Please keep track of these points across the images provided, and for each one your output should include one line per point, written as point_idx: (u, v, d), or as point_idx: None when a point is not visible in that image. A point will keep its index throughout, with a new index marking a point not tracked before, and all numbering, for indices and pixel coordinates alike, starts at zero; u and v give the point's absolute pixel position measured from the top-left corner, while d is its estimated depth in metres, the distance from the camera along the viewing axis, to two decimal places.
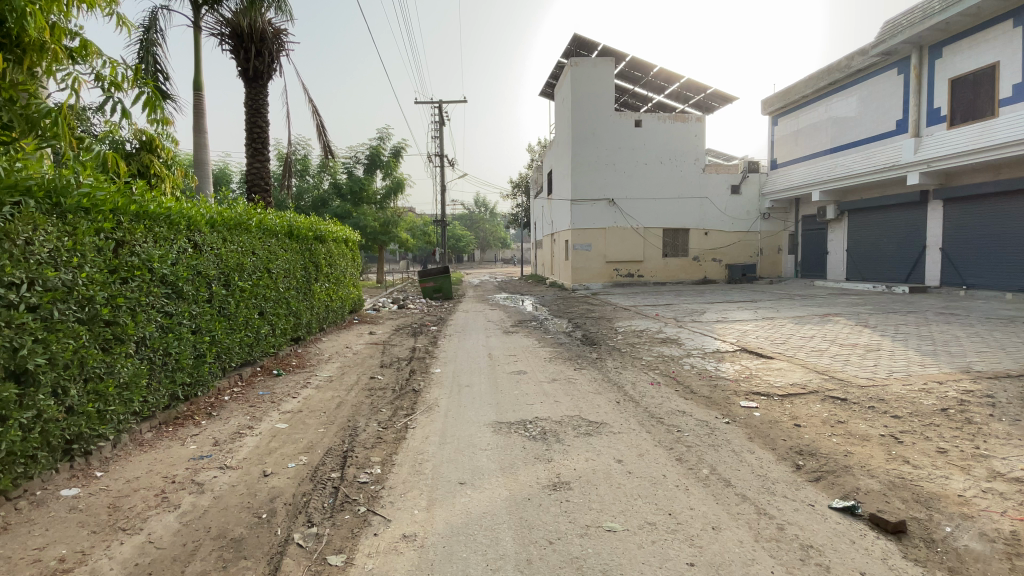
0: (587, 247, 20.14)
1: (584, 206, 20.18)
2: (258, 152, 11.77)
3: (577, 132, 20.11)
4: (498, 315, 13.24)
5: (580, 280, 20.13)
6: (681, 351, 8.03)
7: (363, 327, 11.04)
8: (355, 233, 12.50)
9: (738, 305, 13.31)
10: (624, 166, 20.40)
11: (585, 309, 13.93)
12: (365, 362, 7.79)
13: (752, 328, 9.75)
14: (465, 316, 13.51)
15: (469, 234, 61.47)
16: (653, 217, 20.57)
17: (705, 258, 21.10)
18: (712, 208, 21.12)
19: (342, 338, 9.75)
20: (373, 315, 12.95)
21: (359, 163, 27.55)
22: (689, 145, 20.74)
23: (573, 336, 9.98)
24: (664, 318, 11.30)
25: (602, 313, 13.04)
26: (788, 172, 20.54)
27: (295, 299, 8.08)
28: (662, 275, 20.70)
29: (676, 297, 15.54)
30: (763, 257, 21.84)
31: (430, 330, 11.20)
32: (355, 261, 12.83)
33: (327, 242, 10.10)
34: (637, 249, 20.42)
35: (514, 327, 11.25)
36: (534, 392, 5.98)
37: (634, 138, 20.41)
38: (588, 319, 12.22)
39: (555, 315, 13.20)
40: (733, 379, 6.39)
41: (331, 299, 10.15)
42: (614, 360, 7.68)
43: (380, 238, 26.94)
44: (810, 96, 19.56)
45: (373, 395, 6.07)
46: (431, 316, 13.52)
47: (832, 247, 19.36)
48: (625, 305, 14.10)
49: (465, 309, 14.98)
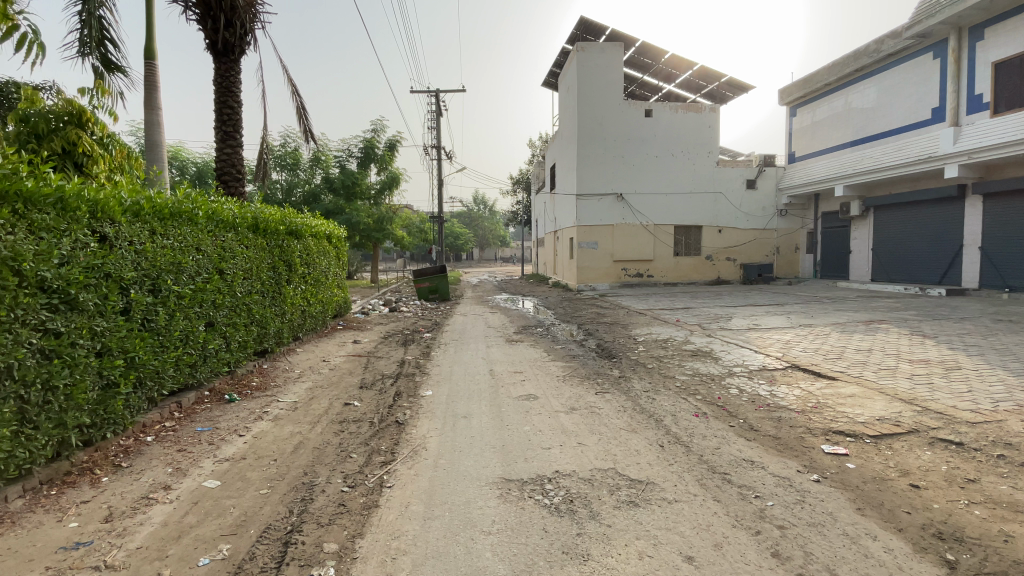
0: (593, 245, 18.83)
1: (590, 201, 18.85)
2: (229, 137, 10.33)
3: (583, 122, 18.77)
4: (500, 320, 11.88)
5: (586, 280, 18.81)
6: (719, 368, 6.71)
7: (347, 335, 9.69)
8: (340, 228, 11.16)
9: (766, 309, 11.99)
10: (632, 159, 19.07)
11: (596, 313, 12.58)
12: (341, 382, 6.44)
13: (793, 338, 8.44)
14: (463, 321, 12.13)
15: (468, 231, 60.04)
16: (664, 214, 19.25)
17: (719, 257, 19.80)
18: (726, 205, 19.79)
19: (321, 348, 8.40)
20: (360, 320, 11.60)
21: (352, 157, 26.12)
22: (702, 137, 19.41)
23: (586, 346, 8.65)
24: (688, 324, 9.98)
25: (616, 317, 11.71)
26: (808, 165, 19.23)
27: (259, 306, 6.76)
28: (673, 276, 19.39)
29: (693, 299, 14.23)
30: (781, 256, 20.53)
31: (423, 338, 9.85)
32: (341, 259, 11.48)
33: (305, 238, 8.78)
34: (646, 247, 19.10)
35: (518, 335, 9.90)
36: (550, 428, 4.66)
37: (644, 129, 19.07)
38: (601, 324, 10.90)
39: (563, 320, 11.87)
40: (797, 409, 5.07)
41: (309, 303, 8.81)
42: (641, 379, 6.36)
43: (374, 235, 25.56)
44: (833, 84, 18.25)
45: (344, 431, 4.74)
46: (425, 321, 12.18)
47: (855, 246, 18.05)
48: (639, 308, 12.79)
49: (464, 312, 13.65)
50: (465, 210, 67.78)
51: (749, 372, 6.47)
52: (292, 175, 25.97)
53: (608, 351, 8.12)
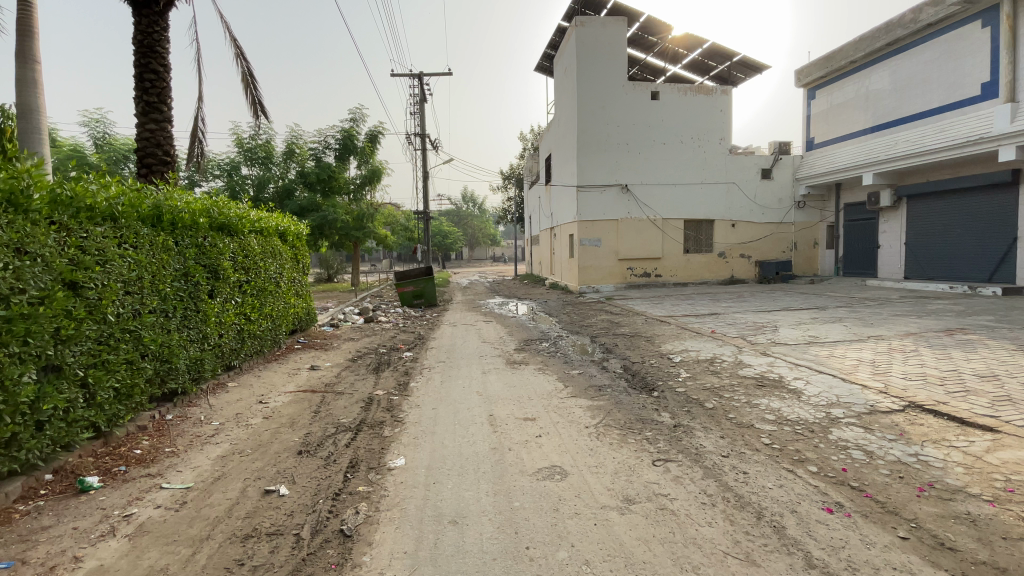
0: (596, 242, 16.86)
1: (592, 194, 16.84)
2: (152, 109, 8.06)
3: (584, 105, 16.78)
4: (497, 332, 9.88)
5: (588, 281, 16.82)
6: (811, 409, 4.83)
7: (303, 360, 7.58)
8: (299, 225, 9.05)
9: (812, 315, 10.15)
10: (638, 146, 17.09)
11: (609, 321, 10.64)
12: (269, 445, 4.38)
13: (876, 357, 6.58)
14: (451, 334, 10.07)
15: (457, 230, 57.78)
16: (673, 207, 17.31)
17: (733, 254, 17.88)
18: (741, 196, 17.93)
19: (262, 381, 6.32)
20: (326, 335, 9.51)
21: (328, 149, 23.80)
22: (714, 122, 17.53)
23: (611, 371, 6.69)
24: (731, 338, 8.07)
25: (634, 326, 9.78)
26: (830, 152, 17.50)
27: (157, 333, 4.71)
28: (684, 275, 17.38)
29: (717, 303, 12.38)
30: (799, 252, 18.76)
31: (401, 360, 7.79)
32: (302, 262, 9.38)
33: (241, 235, 6.72)
34: (655, 243, 17.16)
35: (521, 353, 7.91)
36: (603, 551, 2.69)
37: (650, 113, 17.11)
38: (620, 336, 8.97)
39: (571, 331, 9.91)
40: (985, 497, 3.22)
41: (249, 321, 6.73)
42: (708, 430, 4.45)
43: (353, 234, 23.31)
44: (860, 61, 16.53)
45: (245, 564, 2.73)
46: (405, 334, 10.11)
47: (885, 240, 16.36)
48: (659, 315, 10.90)
49: (453, 321, 11.63)
50: (452, 208, 65.51)
51: (857, 419, 4.59)
52: (262, 169, 23.55)
53: (643, 380, 6.17)
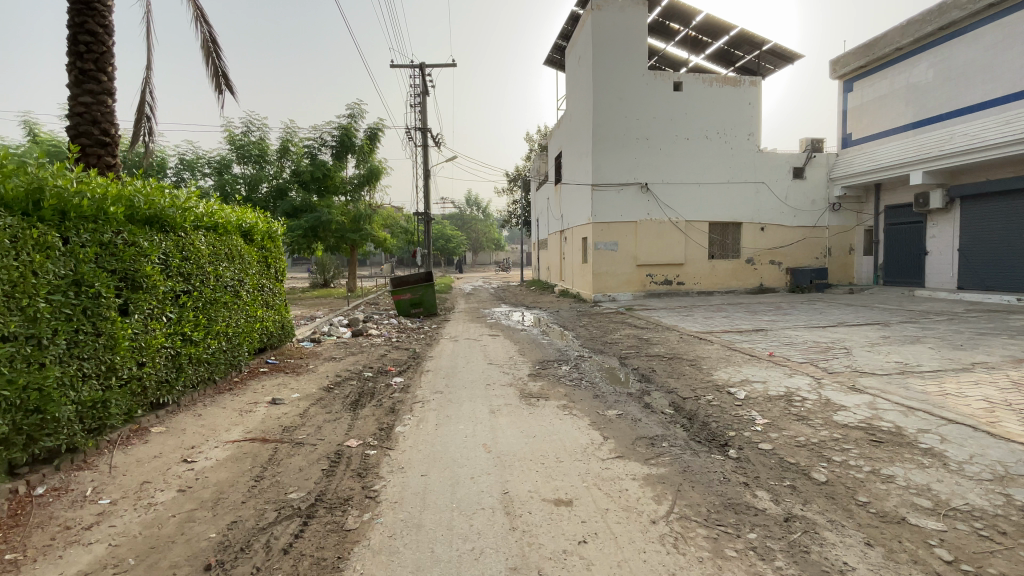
0: (613, 245, 15.10)
1: (608, 193, 15.10)
2: (87, 79, 6.65)
3: (600, 96, 15.14)
4: (506, 350, 8.31)
5: (603, 290, 15.09)
6: (978, 491, 3.27)
7: (265, 389, 6.03)
8: (269, 221, 7.50)
9: (879, 333, 8.57)
10: (660, 141, 15.39)
11: (636, 337, 9.06)
12: (166, 551, 2.83)
13: (1008, 397, 5.02)
14: (452, 352, 8.53)
15: (460, 234, 56.37)
16: (697, 208, 15.61)
17: (763, 260, 16.23)
18: (771, 198, 16.30)
19: (200, 425, 4.78)
20: (303, 354, 7.97)
21: (325, 146, 22.30)
22: (742, 115, 15.95)
23: (659, 411, 5.12)
24: (800, 364, 6.49)
25: (669, 345, 8.22)
26: (870, 150, 15.92)
27: (17, 369, 3.19)
28: (709, 283, 15.70)
29: (757, 317, 10.80)
30: (834, 259, 17.09)
31: (389, 389, 6.24)
32: (275, 266, 7.83)
33: (181, 233, 5.20)
34: (677, 248, 15.36)
35: (538, 379, 6.35)
36: None
37: (672, 105, 15.47)
38: (656, 359, 7.42)
39: (595, 349, 8.36)
40: None
41: (191, 341, 5.19)
42: (842, 532, 2.91)
43: (349, 237, 21.76)
44: (907, 48, 14.97)
45: None
46: (398, 351, 8.56)
47: (933, 246, 14.75)
48: (694, 331, 9.33)
49: (454, 336, 10.06)
50: (456, 211, 64.16)
51: None
52: (255, 168, 22.09)
53: (708, 430, 4.60)
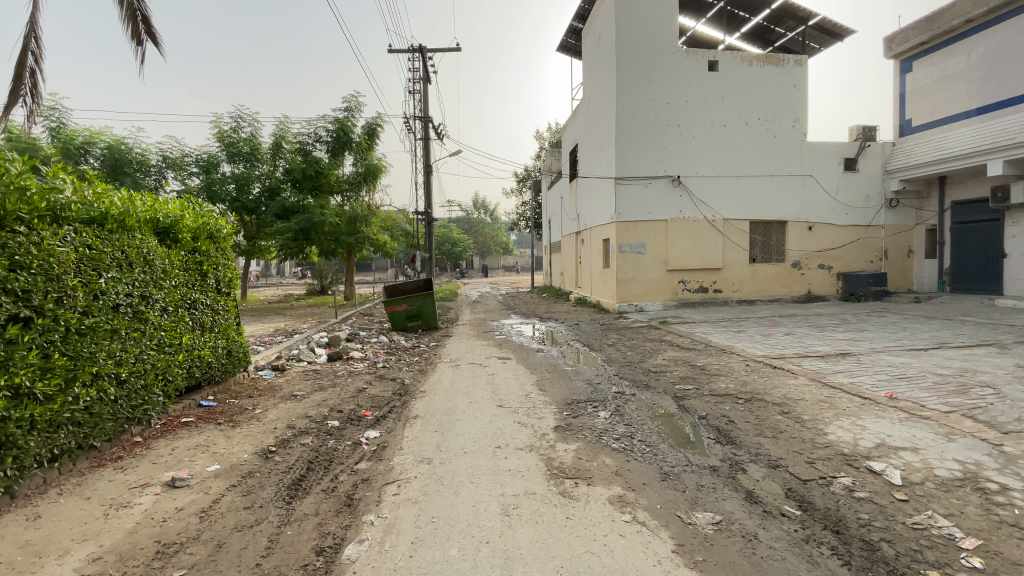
0: (640, 247, 13.05)
1: (634, 188, 13.04)
2: None
3: (623, 76, 13.09)
4: (521, 382, 6.33)
5: (628, 299, 13.07)
6: None
7: (170, 457, 4.14)
8: (203, 216, 5.61)
9: (1012, 361, 6.54)
10: (692, 128, 13.34)
11: (687, 364, 7.06)
12: None
13: None
14: (450, 383, 6.56)
15: (467, 237, 54.56)
16: (736, 205, 13.55)
17: (810, 264, 14.16)
18: (819, 193, 14.24)
19: (22, 545, 2.89)
20: (253, 392, 6.00)
21: (319, 142, 20.38)
22: (787, 99, 13.90)
23: (777, 514, 3.13)
24: (952, 419, 4.47)
25: (735, 378, 6.23)
26: (935, 137, 13.81)
27: None
28: (750, 290, 13.64)
29: (830, 335, 8.76)
30: (891, 262, 14.96)
31: (353, 454, 4.29)
32: (217, 276, 5.92)
33: (17, 228, 3.30)
34: (714, 250, 13.31)
35: (572, 439, 4.38)
36: None
37: (707, 88, 13.44)
38: (727, 401, 5.41)
39: (637, 381, 6.36)
40: None
41: (31, 399, 3.27)
42: None
43: (344, 240, 19.65)
44: (981, 18, 12.82)
45: None
46: (381, 382, 6.62)
47: (1014, 247, 12.54)
48: (761, 356, 7.30)
49: (455, 358, 8.09)
50: (463, 214, 62.36)
51: None
52: (245, 167, 20.26)
53: (885, 569, 2.60)
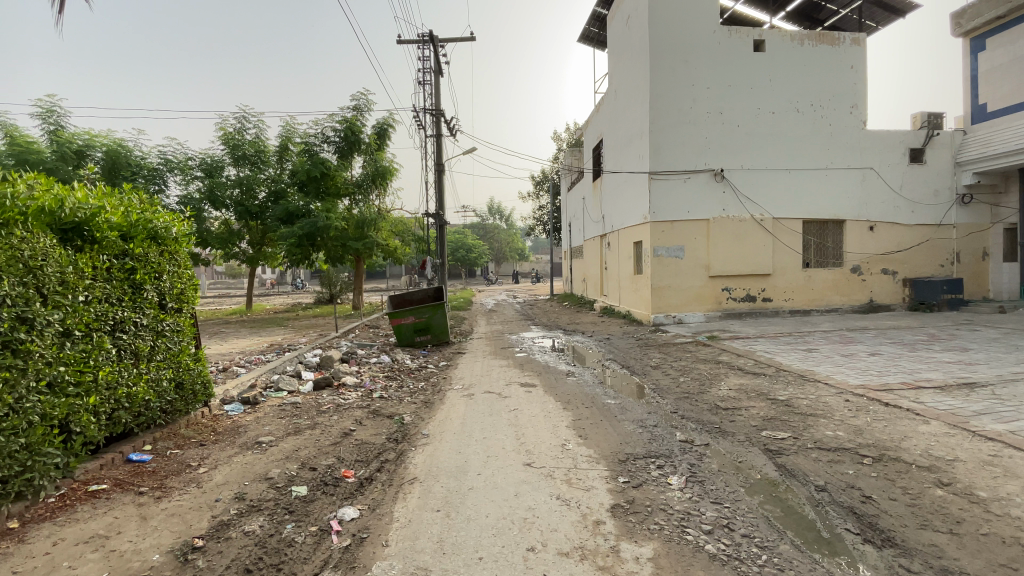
0: (677, 251, 11.48)
1: (671, 183, 11.48)
2: None
3: (657, 58, 11.58)
4: (554, 423, 4.85)
5: (665, 309, 11.51)
6: None
7: (41, 562, 2.77)
8: (139, 210, 4.36)
9: None
10: (736, 116, 11.77)
11: (765, 399, 5.51)
12: None
13: None
14: (462, 421, 5.12)
15: (482, 244, 53.34)
16: (786, 202, 11.92)
17: (872, 269, 12.44)
18: (880, 188, 12.54)
19: None
20: (208, 439, 4.63)
21: (326, 142, 19.05)
22: (843, 82, 12.27)
23: None
24: None
25: (841, 423, 4.67)
26: (1016, 123, 11.91)
27: None
28: (803, 299, 11.98)
29: (929, 357, 7.10)
30: (962, 267, 13.13)
31: (315, 554, 2.88)
32: (164, 288, 4.63)
33: None
34: (762, 253, 11.69)
35: (643, 536, 2.88)
36: None
37: (752, 70, 11.89)
38: (846, 463, 3.88)
39: (706, 423, 4.84)
40: None
41: None
42: None
43: (351, 246, 18.21)
44: None
45: None
46: (374, 420, 5.20)
47: None
48: (858, 387, 5.70)
49: (469, 384, 6.66)
50: (478, 220, 61.26)
51: None
52: (249, 169, 19.21)
53: None
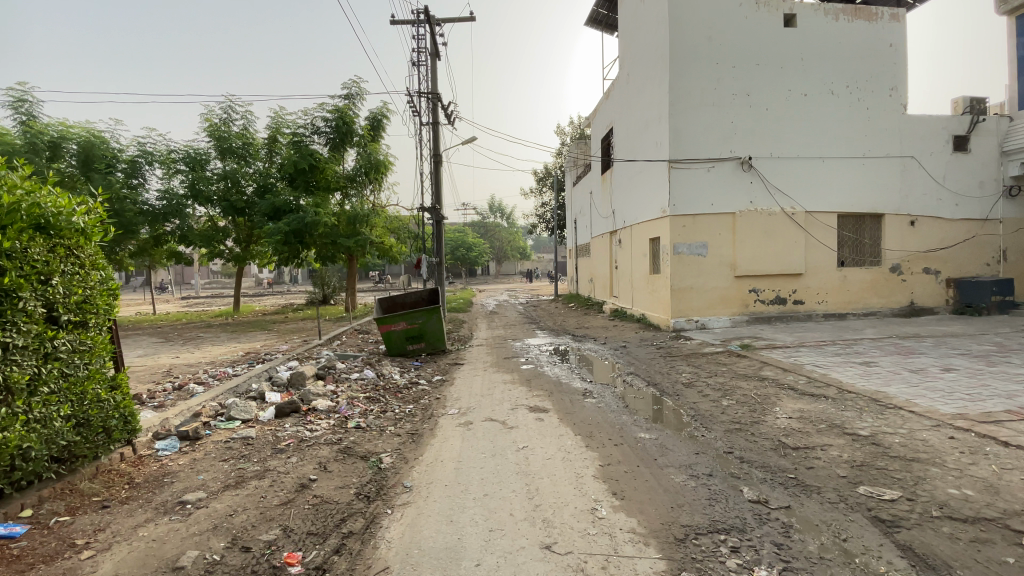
0: (700, 248, 10.31)
1: (693, 172, 10.29)
2: None
3: (678, 33, 10.37)
4: (578, 472, 3.68)
5: (686, 313, 10.35)
6: None
7: None
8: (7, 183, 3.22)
9: None
10: (765, 98, 10.57)
11: (841, 434, 4.35)
12: None
13: None
14: (457, 465, 3.95)
15: (482, 242, 52.25)
16: (820, 194, 10.74)
17: (913, 268, 11.27)
18: (922, 179, 11.36)
19: None
20: (118, 500, 3.49)
21: (317, 133, 17.84)
22: (882, 61, 11.08)
23: None
24: None
25: (960, 475, 3.51)
26: None
27: None
28: (838, 302, 10.83)
29: (1019, 374, 5.92)
30: (1009, 266, 11.95)
31: None
32: (56, 291, 3.47)
33: None
34: (794, 251, 10.51)
35: None
36: None
37: (782, 48, 10.70)
38: (1001, 546, 2.73)
39: (776, 474, 3.70)
40: None
41: None
42: None
43: (343, 244, 17.04)
44: None
45: None
46: (343, 464, 4.04)
47: None
48: (956, 417, 4.53)
49: (467, 408, 5.50)
50: (479, 219, 60.13)
51: None
52: (234, 162, 18.01)
53: None
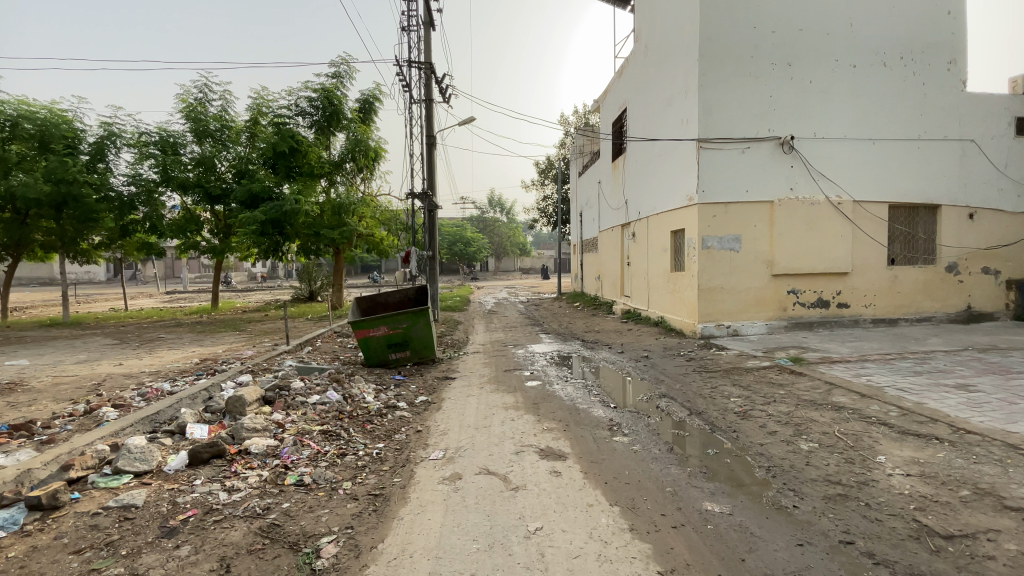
0: (732, 242, 8.90)
1: (725, 154, 8.86)
2: None
3: None
4: None
5: (715, 317, 8.95)
6: None
7: None
8: None
9: None
10: (808, 70, 9.14)
11: (1006, 513, 2.93)
12: None
13: None
14: (434, 566, 2.54)
15: (481, 237, 50.76)
16: (869, 182, 9.32)
17: (971, 267, 9.87)
18: (982, 166, 9.94)
19: None
20: None
21: (301, 115, 16.36)
22: (942, 29, 9.62)
23: None
24: None
25: None
26: None
27: None
28: (887, 306, 9.43)
29: None
30: None
31: None
32: None
33: None
34: (841, 246, 9.10)
35: None
36: None
37: (829, 10, 9.22)
38: None
39: None
40: None
41: None
42: None
43: (327, 237, 15.55)
44: None
45: None
46: (259, 560, 2.62)
47: None
48: None
49: (455, 450, 4.06)
50: (478, 213, 58.62)
51: None
52: (211, 146, 16.50)
53: None
